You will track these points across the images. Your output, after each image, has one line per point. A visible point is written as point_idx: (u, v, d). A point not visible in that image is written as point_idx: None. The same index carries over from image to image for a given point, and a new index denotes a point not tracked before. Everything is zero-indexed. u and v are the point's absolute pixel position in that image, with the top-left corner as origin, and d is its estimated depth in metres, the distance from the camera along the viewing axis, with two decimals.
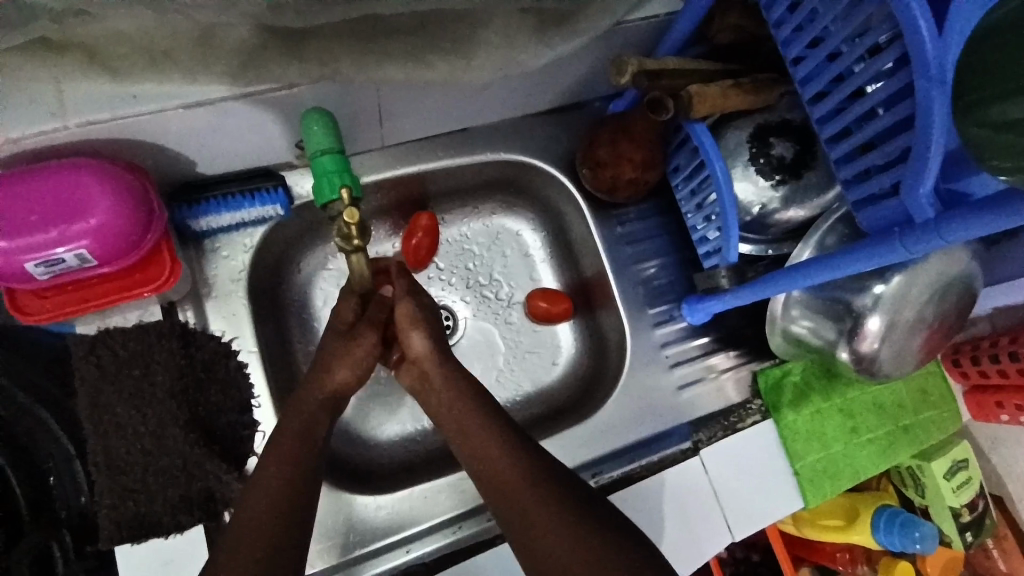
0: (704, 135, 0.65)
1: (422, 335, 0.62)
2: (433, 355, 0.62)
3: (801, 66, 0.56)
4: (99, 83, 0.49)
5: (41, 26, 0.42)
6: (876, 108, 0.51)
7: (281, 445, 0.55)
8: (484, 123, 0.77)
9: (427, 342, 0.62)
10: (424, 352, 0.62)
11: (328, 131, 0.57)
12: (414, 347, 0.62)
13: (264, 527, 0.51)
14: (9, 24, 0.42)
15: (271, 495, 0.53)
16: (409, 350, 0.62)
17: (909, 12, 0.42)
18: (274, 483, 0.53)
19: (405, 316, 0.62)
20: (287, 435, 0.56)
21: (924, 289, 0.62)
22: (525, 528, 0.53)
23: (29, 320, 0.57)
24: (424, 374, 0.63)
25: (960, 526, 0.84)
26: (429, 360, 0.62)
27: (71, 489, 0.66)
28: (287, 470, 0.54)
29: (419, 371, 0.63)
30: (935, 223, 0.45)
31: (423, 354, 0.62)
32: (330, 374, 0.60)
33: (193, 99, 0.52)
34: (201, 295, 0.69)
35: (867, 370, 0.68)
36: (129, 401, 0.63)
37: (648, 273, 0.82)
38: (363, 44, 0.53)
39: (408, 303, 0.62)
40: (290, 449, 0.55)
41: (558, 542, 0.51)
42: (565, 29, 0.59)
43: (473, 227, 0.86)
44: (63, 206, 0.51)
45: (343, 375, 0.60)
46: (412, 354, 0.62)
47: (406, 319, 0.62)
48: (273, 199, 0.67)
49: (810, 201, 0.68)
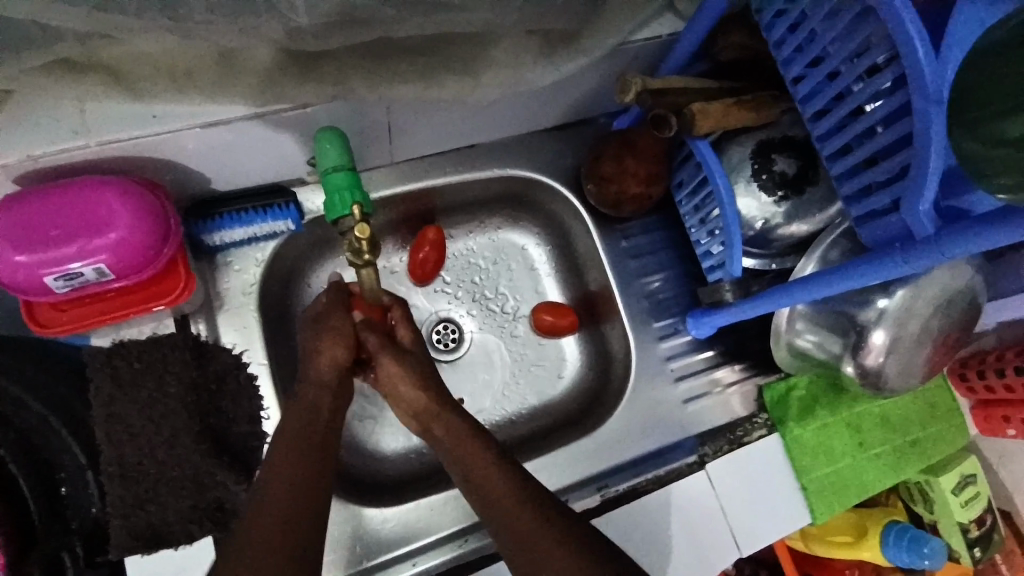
0: (707, 152, 0.67)
1: (408, 387, 0.60)
2: (429, 407, 0.60)
3: (802, 84, 0.57)
4: (121, 103, 0.51)
5: (63, 47, 0.44)
6: (875, 126, 0.52)
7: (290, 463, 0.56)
8: (491, 139, 0.79)
9: (418, 393, 0.60)
10: (415, 403, 0.60)
11: (340, 150, 0.58)
12: (403, 398, 0.61)
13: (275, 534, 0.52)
14: (30, 44, 0.43)
15: (286, 506, 0.53)
16: (401, 402, 0.61)
17: (906, 35, 0.43)
18: (284, 496, 0.54)
19: (388, 373, 0.60)
20: (293, 447, 0.57)
21: (930, 302, 0.62)
22: (523, 536, 0.53)
23: (47, 333, 0.58)
24: (424, 422, 0.61)
25: (969, 541, 0.83)
26: (425, 412, 0.60)
27: (84, 500, 0.65)
28: (294, 484, 0.55)
29: (418, 420, 0.61)
30: (936, 238, 0.46)
31: (413, 403, 0.60)
32: (316, 361, 0.60)
33: (210, 118, 0.54)
34: (214, 308, 0.70)
35: (873, 384, 0.68)
36: (144, 413, 0.64)
37: (653, 287, 0.83)
38: (375, 66, 0.55)
39: (387, 359, 0.60)
40: (302, 458, 0.56)
41: (558, 554, 0.51)
42: (571, 49, 0.61)
43: (479, 241, 0.88)
44: (86, 221, 0.53)
45: (329, 352, 0.60)
46: (405, 405, 0.61)
47: (388, 376, 0.60)
48: (285, 214, 0.69)
49: (813, 215, 0.68)
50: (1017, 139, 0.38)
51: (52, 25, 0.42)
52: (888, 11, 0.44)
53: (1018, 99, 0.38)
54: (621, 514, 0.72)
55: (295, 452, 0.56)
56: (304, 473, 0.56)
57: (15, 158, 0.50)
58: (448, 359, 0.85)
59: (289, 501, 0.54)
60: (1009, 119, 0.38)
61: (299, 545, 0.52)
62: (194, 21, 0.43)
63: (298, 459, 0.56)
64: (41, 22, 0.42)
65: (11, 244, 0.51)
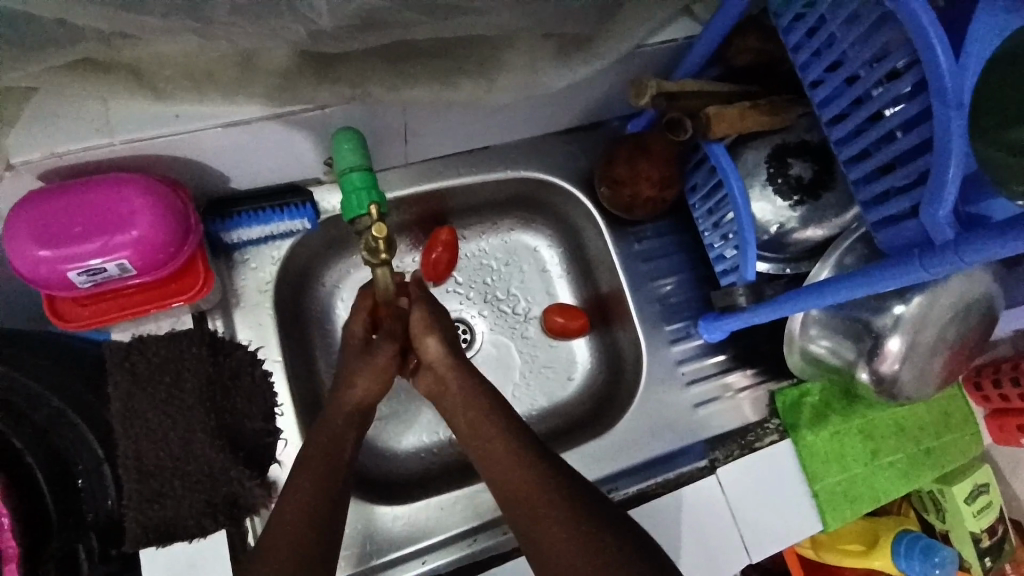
0: (722, 155, 0.66)
1: (435, 338, 0.62)
2: (448, 361, 0.63)
3: (820, 88, 0.57)
4: (142, 103, 0.52)
5: (87, 48, 0.45)
6: (895, 130, 0.51)
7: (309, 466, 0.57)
8: (504, 142, 0.79)
9: (443, 347, 0.63)
10: (438, 359, 0.63)
11: (356, 150, 0.59)
12: (429, 352, 0.63)
13: (297, 533, 0.53)
14: (54, 44, 0.44)
15: (305, 507, 0.54)
16: (425, 356, 0.63)
17: (926, 38, 0.43)
18: (302, 488, 0.55)
19: (419, 321, 0.63)
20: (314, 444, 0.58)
21: (948, 308, 0.62)
22: (540, 544, 0.53)
23: (67, 327, 0.59)
24: (442, 380, 0.63)
25: (981, 551, 0.82)
26: (444, 365, 0.63)
27: (100, 494, 0.65)
28: (318, 488, 0.56)
29: (437, 378, 0.63)
30: (955, 244, 0.45)
31: (434, 356, 0.63)
32: (352, 387, 0.62)
33: (230, 119, 0.55)
34: (230, 304, 0.71)
35: (887, 391, 0.67)
36: (161, 407, 0.65)
37: (665, 290, 0.83)
38: (392, 68, 0.56)
39: (423, 309, 0.63)
40: (322, 462, 0.57)
41: (572, 549, 0.52)
42: (585, 53, 0.61)
43: (491, 242, 0.88)
44: (107, 218, 0.54)
45: (365, 387, 0.62)
46: (429, 360, 0.63)
47: (419, 326, 0.63)
48: (301, 213, 0.70)
49: (828, 220, 0.68)
50: None
51: (78, 26, 0.43)
52: (908, 16, 0.44)
53: None
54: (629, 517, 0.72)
55: (315, 455, 0.57)
56: (323, 470, 0.57)
57: (39, 155, 0.51)
58: None
59: (308, 503, 0.54)
60: None
61: (315, 547, 0.53)
62: (215, 22, 0.44)
63: (316, 463, 0.57)
64: (66, 22, 0.42)
65: (34, 239, 0.52)
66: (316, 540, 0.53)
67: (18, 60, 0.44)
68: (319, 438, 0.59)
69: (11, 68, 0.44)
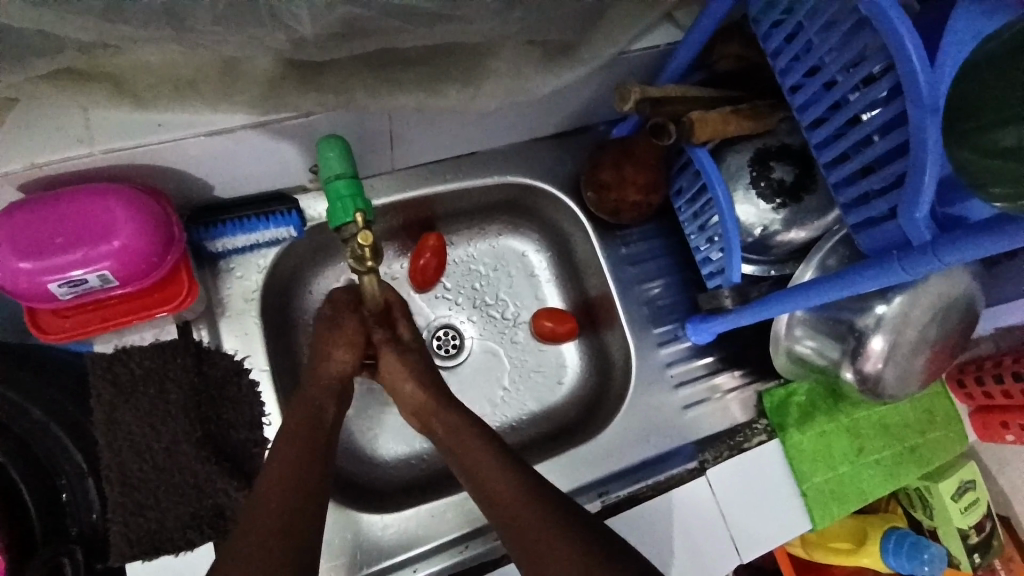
0: (705, 159, 0.67)
1: (412, 386, 0.64)
2: (428, 404, 0.64)
3: (799, 93, 0.58)
4: (125, 112, 0.51)
5: (66, 57, 0.44)
6: (873, 135, 0.52)
7: (290, 464, 0.56)
8: (491, 148, 0.80)
9: (420, 390, 0.64)
10: (417, 402, 0.64)
11: (342, 157, 0.59)
12: (408, 398, 0.64)
13: (270, 535, 0.50)
14: (33, 54, 0.43)
15: (282, 496, 0.53)
16: (405, 401, 0.65)
17: (902, 44, 0.44)
18: (278, 486, 0.54)
19: (393, 369, 0.64)
20: (295, 440, 0.58)
21: (927, 308, 0.63)
22: (528, 545, 0.53)
23: (49, 339, 0.58)
24: (427, 420, 0.64)
25: (969, 547, 0.84)
26: (427, 407, 0.64)
27: (83, 507, 0.64)
28: (297, 473, 0.56)
29: (422, 418, 0.64)
30: (934, 246, 0.46)
31: (415, 402, 0.64)
32: (328, 360, 0.62)
33: (213, 127, 0.54)
34: (216, 314, 0.70)
35: (871, 390, 0.68)
36: (145, 419, 0.64)
37: (652, 293, 0.83)
38: (377, 76, 0.56)
39: (391, 355, 0.64)
40: (305, 456, 0.57)
41: (564, 548, 0.52)
42: (569, 59, 0.61)
43: (479, 247, 0.88)
44: (88, 227, 0.53)
45: (341, 358, 0.62)
46: (410, 407, 0.65)
47: (393, 372, 0.64)
48: (287, 221, 0.69)
49: (811, 223, 0.69)
50: (1011, 147, 0.38)
51: (57, 35, 0.42)
52: (883, 24, 0.45)
53: (1006, 111, 0.38)
54: (624, 520, 0.72)
55: (299, 446, 0.57)
56: (302, 469, 0.56)
57: (20, 166, 0.51)
58: (449, 365, 0.85)
59: (279, 495, 0.53)
60: (1003, 128, 0.39)
61: (298, 547, 0.50)
62: (199, 32, 0.44)
63: (295, 465, 0.56)
64: (46, 32, 0.42)
65: (14, 251, 0.51)
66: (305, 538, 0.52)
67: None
68: (298, 410, 0.60)
69: None
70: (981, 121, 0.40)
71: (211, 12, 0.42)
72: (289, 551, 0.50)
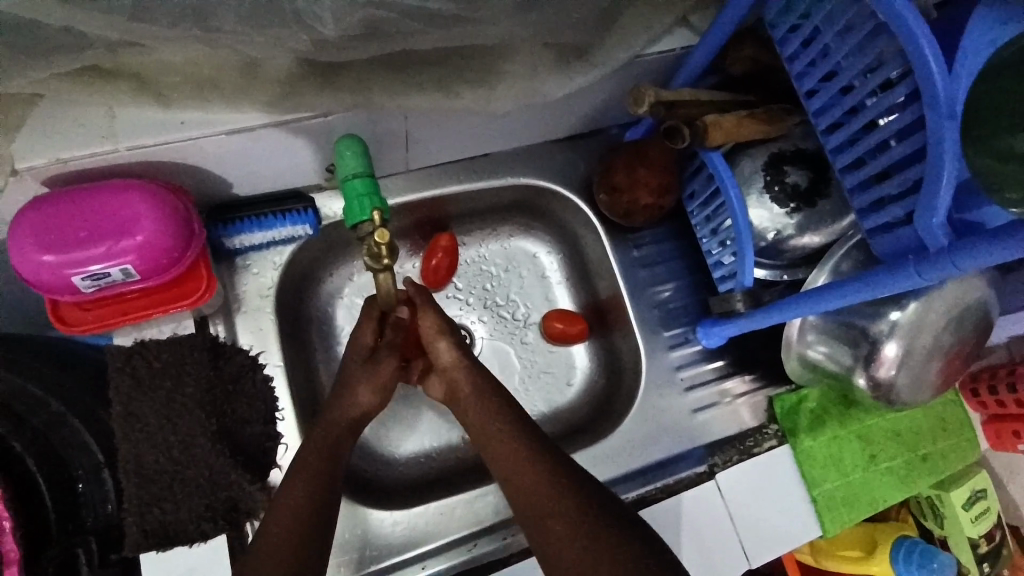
0: (719, 163, 0.67)
1: (447, 343, 0.65)
2: (460, 363, 0.65)
3: (816, 98, 0.58)
4: (149, 110, 0.53)
5: (94, 54, 0.45)
6: (889, 139, 0.52)
7: (307, 469, 0.57)
8: (504, 149, 0.80)
9: (454, 350, 0.65)
10: (451, 361, 0.65)
11: (358, 157, 0.60)
12: (441, 355, 0.65)
13: (287, 540, 0.53)
14: (62, 50, 0.44)
15: (300, 504, 0.55)
16: (437, 360, 0.66)
17: (920, 50, 0.44)
18: (299, 491, 0.56)
19: (430, 327, 0.66)
20: (315, 453, 0.59)
21: (942, 315, 0.62)
22: (545, 545, 0.54)
23: (71, 331, 0.59)
24: (454, 383, 0.65)
25: (978, 556, 0.83)
26: (457, 369, 0.65)
27: (99, 499, 0.65)
28: (314, 485, 0.57)
29: (449, 381, 0.65)
30: (949, 251, 0.46)
31: (445, 360, 0.65)
32: (354, 399, 0.63)
33: (233, 125, 0.55)
34: (231, 309, 0.71)
35: (884, 397, 0.68)
36: (162, 412, 0.65)
37: (663, 296, 0.83)
38: (394, 77, 0.57)
39: (432, 315, 0.66)
40: (320, 461, 0.58)
41: (576, 545, 0.52)
42: (585, 61, 0.62)
43: (491, 248, 0.89)
44: (112, 222, 0.54)
45: (367, 400, 0.63)
46: (441, 363, 0.65)
47: (431, 329, 0.66)
48: (302, 219, 0.70)
49: (825, 228, 0.69)
50: None
51: (85, 34, 0.43)
52: (901, 29, 0.45)
53: None
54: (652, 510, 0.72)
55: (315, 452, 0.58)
56: (321, 476, 0.57)
57: (45, 161, 0.52)
58: None
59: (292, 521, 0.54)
60: None
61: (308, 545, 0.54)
62: (223, 32, 0.45)
63: (315, 470, 0.57)
64: (74, 31, 0.43)
65: (39, 245, 0.52)
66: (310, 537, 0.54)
67: (24, 65, 0.44)
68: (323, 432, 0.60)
69: (19, 74, 0.45)
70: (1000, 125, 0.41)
71: (235, 13, 0.43)
72: (303, 552, 0.53)
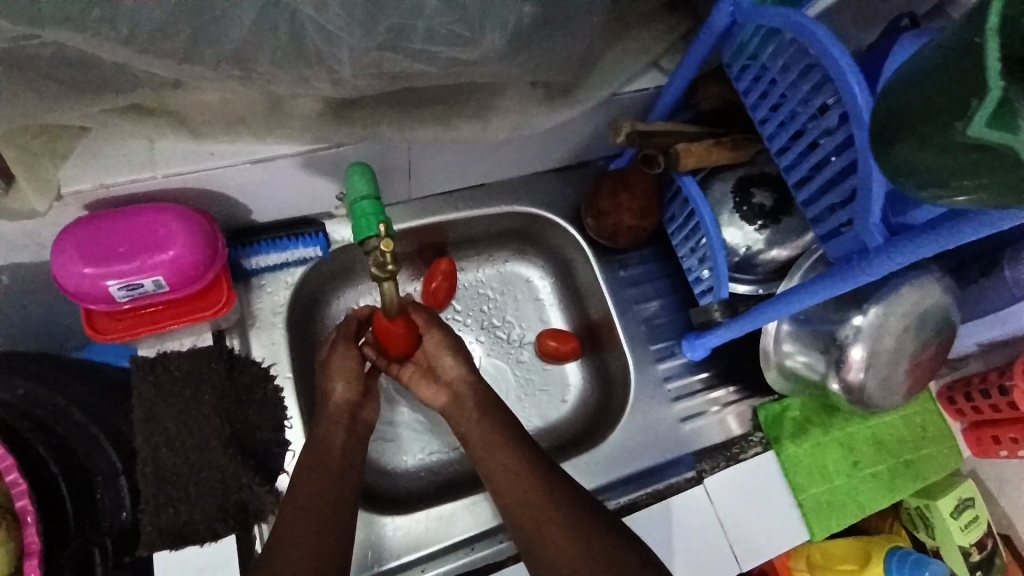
0: (692, 186, 0.75)
1: (452, 358, 0.71)
2: (463, 377, 0.71)
3: (767, 125, 0.66)
4: (183, 142, 0.60)
5: (140, 93, 0.53)
6: (830, 156, 0.59)
7: (313, 482, 0.63)
8: (498, 180, 0.88)
9: (459, 363, 0.71)
10: (457, 374, 0.71)
11: (367, 181, 0.67)
12: (449, 369, 0.71)
13: (307, 551, 0.59)
14: (115, 89, 0.52)
15: (305, 516, 0.61)
16: (445, 373, 0.72)
17: (845, 78, 0.51)
18: (303, 506, 0.61)
19: (435, 343, 0.72)
20: (308, 463, 0.65)
21: (902, 318, 0.68)
22: (531, 550, 0.60)
23: (101, 339, 0.65)
24: (459, 392, 0.71)
25: (971, 565, 0.84)
26: (461, 380, 0.71)
27: (116, 504, 0.68)
28: (315, 505, 0.62)
29: (454, 391, 0.71)
30: (887, 249, 0.52)
31: (453, 374, 0.71)
32: (330, 395, 0.70)
33: (259, 155, 0.63)
34: (246, 325, 0.78)
35: (858, 401, 0.73)
36: (179, 418, 0.69)
37: (650, 311, 0.89)
38: (400, 112, 0.64)
39: (436, 331, 0.72)
40: (317, 482, 0.63)
41: (554, 530, 0.59)
42: (568, 99, 0.70)
43: (487, 272, 0.95)
44: (147, 239, 0.61)
45: (342, 392, 0.70)
46: (448, 376, 0.71)
47: (436, 345, 0.72)
48: (313, 242, 0.77)
49: (791, 242, 0.76)
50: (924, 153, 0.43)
51: (136, 77, 0.51)
52: (829, 62, 0.53)
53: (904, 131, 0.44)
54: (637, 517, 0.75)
55: (315, 470, 0.64)
56: (323, 486, 0.63)
57: (90, 185, 0.59)
58: None
59: (312, 539, 0.59)
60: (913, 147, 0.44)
61: (329, 551, 0.59)
62: (257, 72, 0.52)
63: (320, 483, 0.63)
64: (126, 74, 0.51)
65: (81, 257, 0.59)
66: (328, 545, 0.60)
67: (82, 103, 0.52)
68: (314, 453, 0.66)
69: (78, 109, 0.53)
70: (922, 120, 0.43)
71: (268, 58, 0.51)
72: (326, 554, 0.59)
